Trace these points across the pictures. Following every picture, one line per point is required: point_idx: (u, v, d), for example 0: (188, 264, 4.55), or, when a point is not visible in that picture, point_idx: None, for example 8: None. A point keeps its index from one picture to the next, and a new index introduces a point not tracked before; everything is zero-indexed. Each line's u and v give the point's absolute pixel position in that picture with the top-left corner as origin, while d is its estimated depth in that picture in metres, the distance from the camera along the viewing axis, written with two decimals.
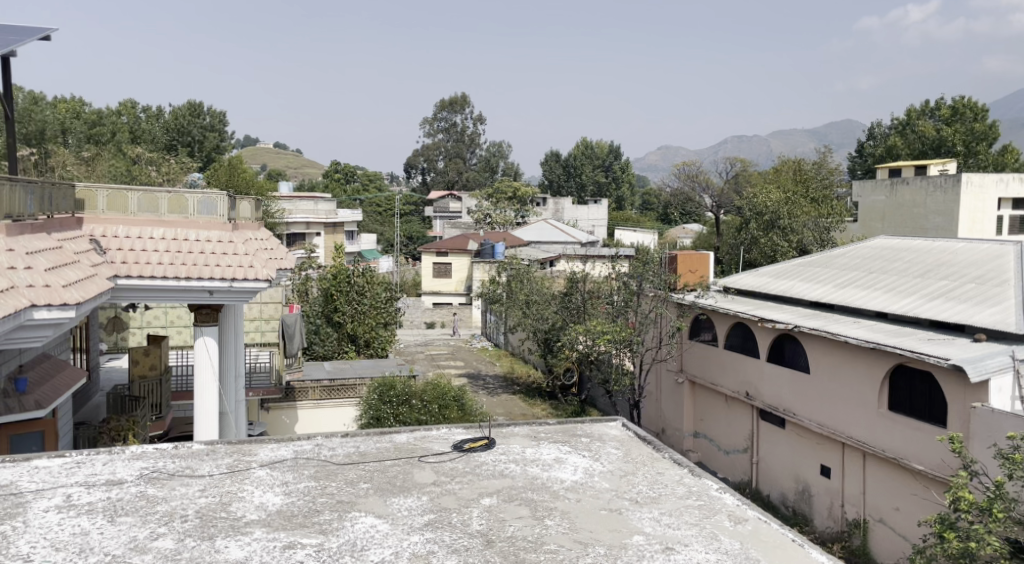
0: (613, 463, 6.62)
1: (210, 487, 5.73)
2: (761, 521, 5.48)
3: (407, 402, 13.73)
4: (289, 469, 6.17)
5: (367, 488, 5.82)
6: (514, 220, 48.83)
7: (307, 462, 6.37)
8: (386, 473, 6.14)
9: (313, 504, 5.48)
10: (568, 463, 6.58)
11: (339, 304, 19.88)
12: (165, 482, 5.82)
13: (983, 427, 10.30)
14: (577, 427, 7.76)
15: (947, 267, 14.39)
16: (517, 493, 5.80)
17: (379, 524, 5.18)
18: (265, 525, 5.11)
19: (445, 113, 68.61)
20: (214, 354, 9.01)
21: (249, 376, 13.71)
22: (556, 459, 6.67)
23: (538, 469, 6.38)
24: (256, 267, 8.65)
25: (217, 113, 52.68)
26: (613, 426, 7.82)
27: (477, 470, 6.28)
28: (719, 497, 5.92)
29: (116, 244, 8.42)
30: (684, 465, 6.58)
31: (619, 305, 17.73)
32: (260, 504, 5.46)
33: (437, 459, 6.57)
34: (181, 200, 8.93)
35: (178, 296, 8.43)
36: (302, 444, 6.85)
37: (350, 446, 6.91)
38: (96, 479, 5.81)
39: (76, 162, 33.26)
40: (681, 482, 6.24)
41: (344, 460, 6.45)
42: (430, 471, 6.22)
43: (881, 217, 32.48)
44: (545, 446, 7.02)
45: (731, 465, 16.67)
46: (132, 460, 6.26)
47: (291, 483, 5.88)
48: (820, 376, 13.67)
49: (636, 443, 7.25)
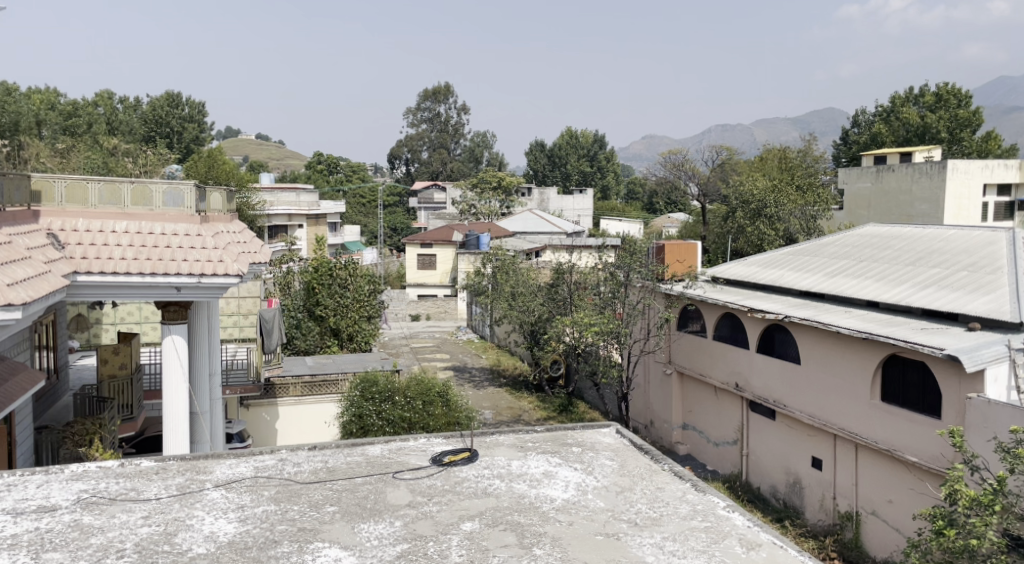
0: (607, 478, 6.29)
1: (155, 514, 5.35)
2: (776, 547, 5.15)
3: (390, 399, 13.31)
4: (247, 491, 5.80)
5: (333, 512, 5.46)
6: (500, 211, 48.34)
7: (268, 481, 6.00)
8: (356, 493, 5.79)
9: (271, 533, 5.11)
10: (559, 478, 6.24)
11: (321, 297, 19.46)
12: (104, 508, 5.43)
13: (980, 418, 10.05)
14: (567, 434, 7.45)
15: (939, 254, 14.15)
16: (501, 516, 5.46)
17: (344, 557, 4.82)
18: (214, 561, 4.74)
19: (429, 103, 68.04)
20: (183, 353, 8.61)
21: (226, 373, 13.23)
22: (545, 473, 6.33)
23: (524, 485, 6.04)
24: (227, 261, 8.20)
25: (195, 103, 51.82)
26: (606, 433, 7.52)
27: (457, 489, 5.93)
28: (728, 517, 5.60)
29: (75, 239, 8.00)
30: (686, 479, 6.26)
31: (607, 295, 17.01)
32: (211, 534, 5.09)
33: (413, 475, 6.21)
34: (146, 192, 8.47)
35: (144, 292, 8.02)
36: (265, 459, 6.50)
37: (319, 460, 6.55)
38: (27, 505, 5.43)
39: (50, 154, 32.56)
40: (684, 499, 5.91)
41: (310, 479, 6.08)
42: (406, 491, 5.87)
43: (867, 204, 32.32)
44: (532, 458, 6.69)
45: (721, 457, 16.44)
46: (71, 481, 5.89)
47: (247, 507, 5.51)
48: (811, 367, 13.42)
49: (631, 452, 6.94)
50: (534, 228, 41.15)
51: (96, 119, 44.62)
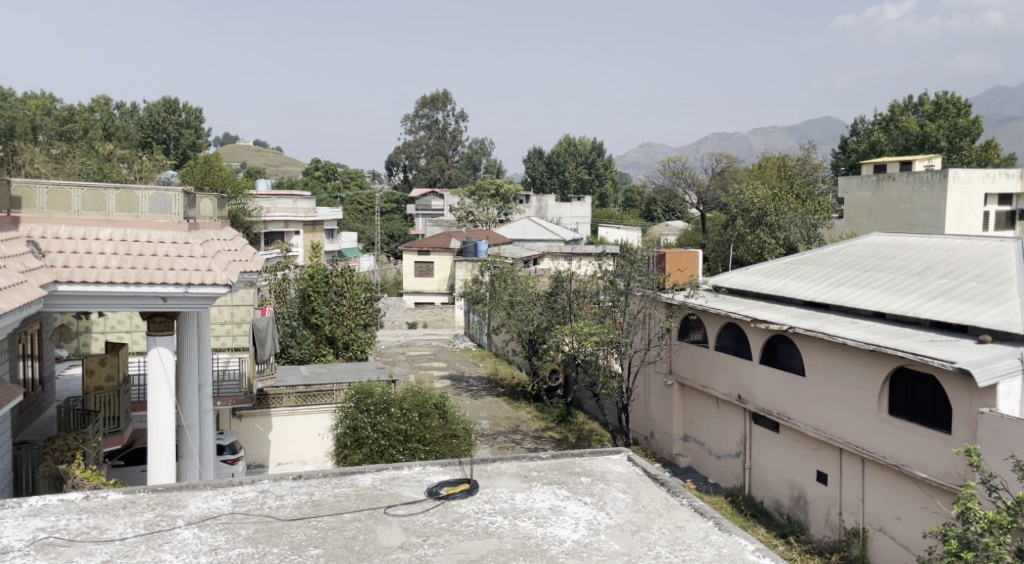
0: (621, 514, 5.99)
1: (118, 558, 5.05)
2: None
3: (386, 410, 12.98)
4: (222, 530, 5.49)
5: (317, 556, 5.15)
6: (497, 218, 48.04)
7: (246, 518, 5.69)
8: (343, 533, 5.49)
9: None
10: (568, 514, 5.94)
11: (316, 305, 19.17)
12: (61, 551, 5.13)
13: (993, 435, 9.73)
14: (574, 462, 7.18)
15: (946, 264, 13.91)
16: (503, 560, 5.15)
17: None
18: None
19: (427, 110, 67.91)
20: (168, 366, 8.29)
21: (217, 385, 12.90)
22: (552, 509, 6.03)
23: (529, 523, 5.74)
24: (215, 270, 7.89)
25: (192, 109, 51.66)
26: (617, 461, 7.25)
27: (455, 527, 5.61)
28: (757, 561, 5.27)
29: (57, 246, 7.71)
30: (708, 517, 5.94)
31: (606, 305, 16.50)
32: None
33: (406, 510, 5.90)
34: (131, 197, 8.19)
35: (129, 303, 7.72)
36: (245, 492, 6.21)
37: (303, 493, 6.24)
38: None
39: (45, 159, 32.30)
40: (707, 540, 5.59)
41: (293, 515, 5.77)
42: (397, 530, 5.56)
43: (867, 212, 32.03)
44: (538, 490, 6.39)
45: (723, 470, 16.10)
46: (29, 518, 5.61)
47: (221, 549, 5.19)
48: (816, 379, 13.15)
49: (645, 483, 6.66)
50: (532, 235, 40.89)
51: (92, 125, 44.49)
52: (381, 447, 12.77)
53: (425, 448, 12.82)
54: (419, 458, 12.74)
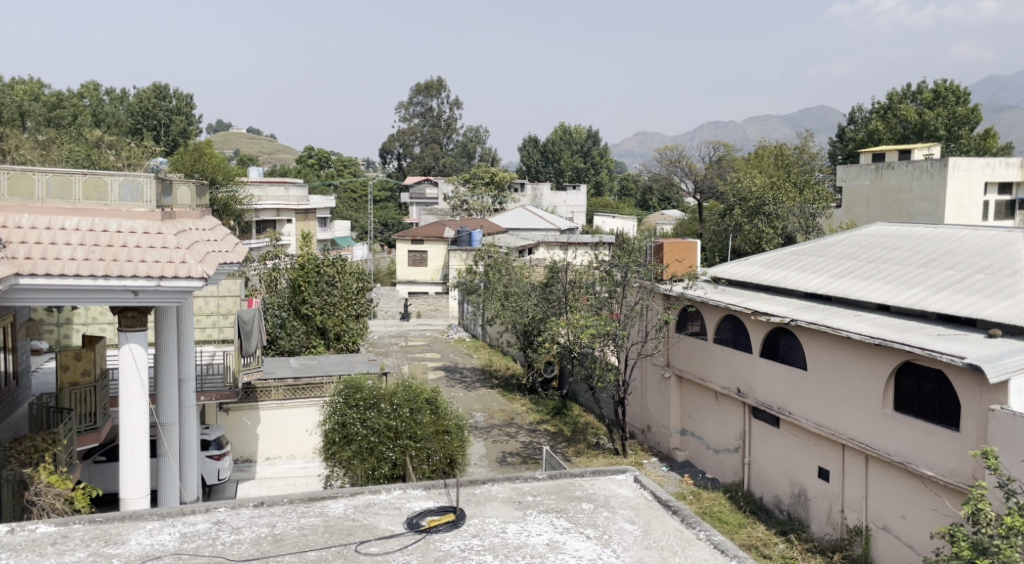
0: (628, 552, 5.59)
1: None
2: None
3: (375, 406, 12.54)
4: None
5: None
6: (492, 207, 47.04)
7: (193, 559, 5.31)
8: None
9: None
10: (569, 552, 5.55)
11: (307, 295, 18.71)
12: None
13: (1006, 435, 9.36)
14: (573, 484, 6.90)
15: (953, 255, 13.54)
16: None
17: None
18: None
19: (421, 97, 67.37)
20: (141, 362, 7.82)
21: (201, 379, 12.48)
22: (551, 545, 5.64)
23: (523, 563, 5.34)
24: (189, 262, 7.48)
25: (183, 95, 50.92)
26: (622, 483, 6.93)
27: None
28: None
29: (19, 236, 7.23)
30: (727, 553, 5.53)
31: (602, 296, 16.15)
32: None
33: (381, 548, 5.51)
34: (100, 184, 7.76)
35: (97, 297, 7.30)
36: (198, 524, 5.90)
37: (264, 525, 5.91)
38: None
39: (31, 145, 31.71)
40: None
41: (250, 554, 5.40)
42: None
43: (865, 202, 31.67)
44: (534, 521, 6.05)
45: (721, 465, 15.78)
46: None
47: None
48: (818, 373, 12.79)
49: (656, 511, 6.33)
50: (526, 224, 40.51)
51: (80, 111, 43.79)
52: (370, 444, 12.27)
53: (416, 446, 12.39)
54: (409, 456, 12.27)
